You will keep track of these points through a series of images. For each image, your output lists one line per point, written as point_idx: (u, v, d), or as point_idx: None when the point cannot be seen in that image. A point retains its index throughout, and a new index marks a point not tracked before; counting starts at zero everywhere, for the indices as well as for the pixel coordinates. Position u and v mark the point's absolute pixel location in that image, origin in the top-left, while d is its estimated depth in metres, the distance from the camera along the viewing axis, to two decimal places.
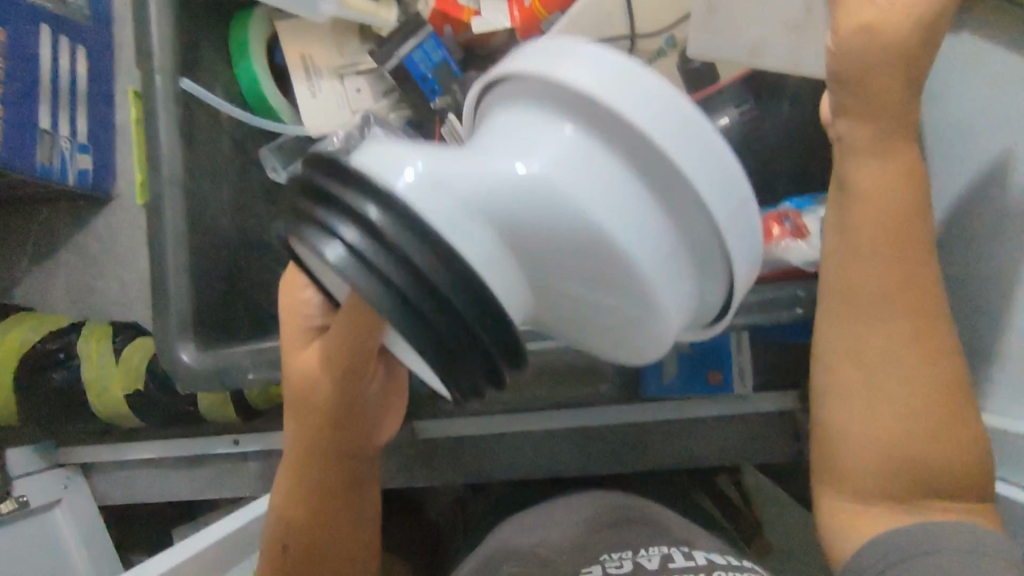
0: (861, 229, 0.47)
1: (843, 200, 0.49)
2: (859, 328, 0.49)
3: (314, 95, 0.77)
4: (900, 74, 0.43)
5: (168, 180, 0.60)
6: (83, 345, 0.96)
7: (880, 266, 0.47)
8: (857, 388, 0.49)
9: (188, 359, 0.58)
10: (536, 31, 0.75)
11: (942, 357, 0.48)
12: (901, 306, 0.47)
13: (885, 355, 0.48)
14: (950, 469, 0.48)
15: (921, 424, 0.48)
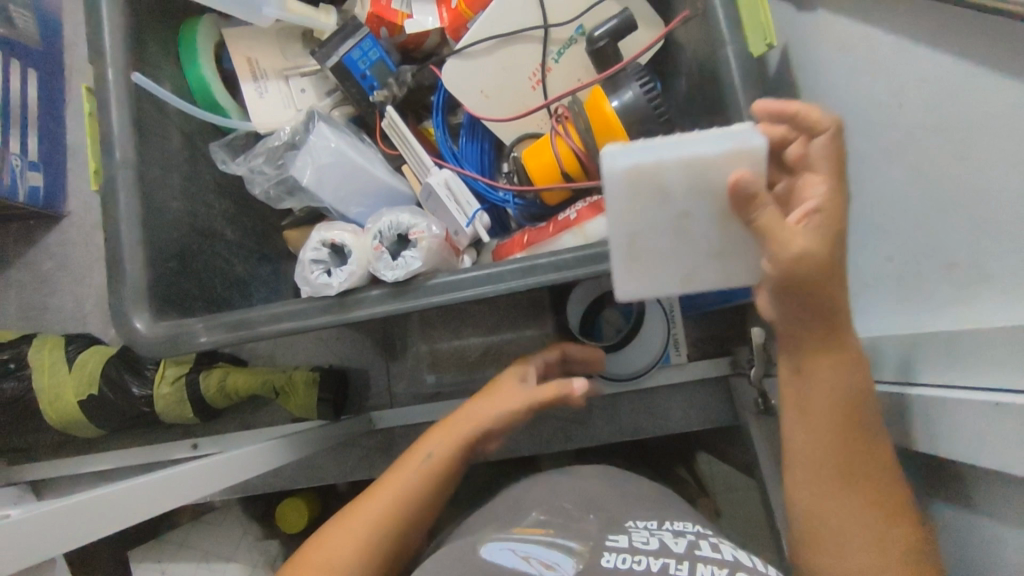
0: (815, 395, 0.53)
1: (802, 378, 0.53)
2: (823, 481, 0.52)
3: (262, 95, 0.84)
4: (823, 279, 0.47)
5: (120, 163, 0.65)
6: (34, 354, 0.95)
7: (835, 426, 0.52)
8: (832, 536, 0.51)
9: (143, 326, 0.62)
10: (462, 30, 0.83)
11: (903, 515, 0.50)
12: (852, 456, 0.51)
13: (847, 505, 0.51)
14: None
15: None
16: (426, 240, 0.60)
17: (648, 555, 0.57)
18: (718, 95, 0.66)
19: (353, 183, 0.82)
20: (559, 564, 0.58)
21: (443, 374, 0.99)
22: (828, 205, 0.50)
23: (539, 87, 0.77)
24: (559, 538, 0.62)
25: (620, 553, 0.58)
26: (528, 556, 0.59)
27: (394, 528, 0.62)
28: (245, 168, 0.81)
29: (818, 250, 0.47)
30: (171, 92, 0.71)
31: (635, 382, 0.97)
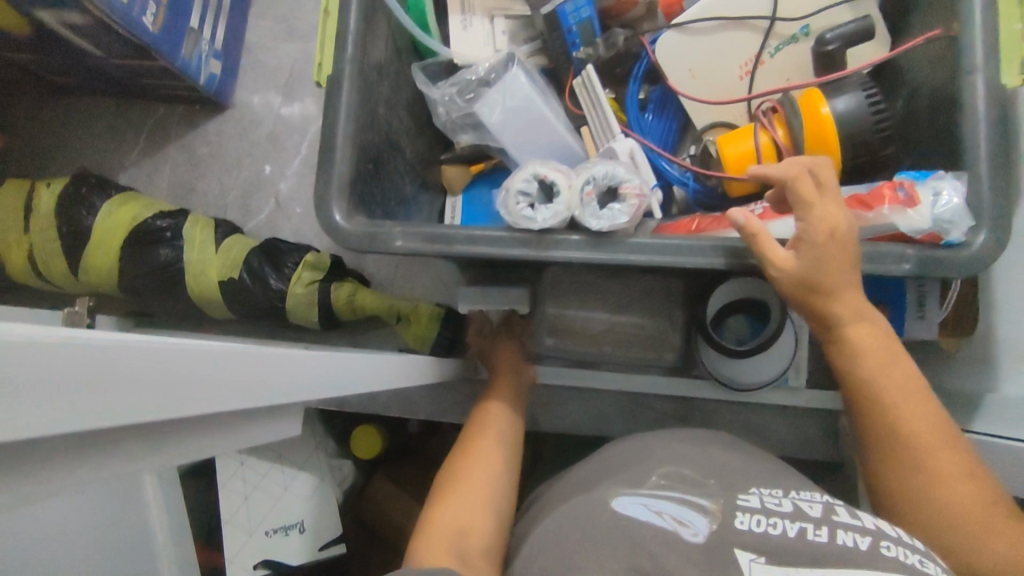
0: (857, 355, 0.58)
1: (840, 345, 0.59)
2: (874, 426, 0.58)
3: (465, 28, 0.85)
4: (827, 273, 0.56)
5: (349, 60, 0.67)
6: (188, 228, 1.01)
7: (878, 371, 0.58)
8: (906, 477, 0.55)
9: (342, 220, 0.64)
10: (676, 7, 0.83)
11: (952, 444, 0.55)
12: (899, 400, 0.57)
13: (905, 440, 0.56)
14: (990, 522, 0.52)
15: (951, 494, 0.53)
16: (637, 198, 0.60)
17: (784, 518, 0.47)
18: (950, 115, 0.63)
19: (535, 132, 0.83)
20: (692, 522, 0.48)
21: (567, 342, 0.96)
22: (822, 214, 0.55)
23: (747, 77, 0.76)
24: (688, 493, 0.52)
25: (753, 514, 0.48)
26: (662, 512, 0.49)
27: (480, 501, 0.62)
28: (441, 97, 0.83)
29: (802, 264, 0.56)
30: (402, 7, 0.73)
31: (748, 395, 0.95)
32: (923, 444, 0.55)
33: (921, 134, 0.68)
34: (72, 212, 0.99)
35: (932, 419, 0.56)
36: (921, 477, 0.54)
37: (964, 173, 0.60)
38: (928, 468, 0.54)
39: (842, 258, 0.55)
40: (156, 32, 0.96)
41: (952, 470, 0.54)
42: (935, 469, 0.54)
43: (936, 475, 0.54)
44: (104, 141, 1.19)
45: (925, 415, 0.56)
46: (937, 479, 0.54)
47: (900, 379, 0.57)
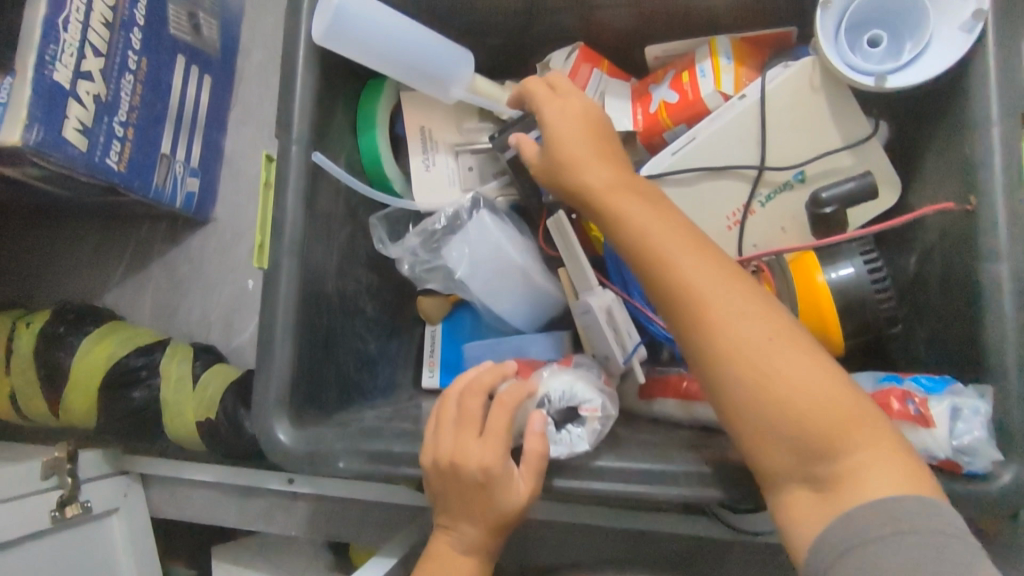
0: (666, 252, 0.50)
1: (637, 241, 0.52)
2: (696, 333, 0.48)
3: (428, 167, 0.78)
4: (591, 155, 0.57)
5: (285, 250, 0.62)
6: (165, 362, 1.00)
7: (697, 262, 0.50)
8: (749, 393, 0.46)
9: (284, 437, 0.59)
10: (657, 138, 0.72)
11: (797, 338, 0.47)
12: (728, 294, 0.48)
13: (752, 350, 0.46)
14: (838, 421, 0.44)
15: (794, 391, 0.45)
16: (597, 423, 0.54)
17: None
18: (968, 302, 0.54)
19: (504, 282, 0.76)
20: None
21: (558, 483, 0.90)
22: (582, 108, 0.60)
23: (735, 228, 0.66)
24: None
25: None
26: None
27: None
28: (404, 251, 0.77)
29: (553, 157, 0.58)
30: (349, 175, 0.68)
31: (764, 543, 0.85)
32: (718, 340, 0.47)
33: (937, 307, 0.59)
34: (50, 355, 0.98)
35: (735, 294, 0.48)
36: (737, 375, 0.46)
37: (989, 388, 0.50)
38: (774, 392, 0.45)
39: (596, 152, 0.57)
40: (123, 170, 0.93)
41: (773, 354, 0.46)
42: (750, 364, 0.46)
43: (751, 376, 0.46)
44: (91, 261, 1.18)
45: (724, 295, 0.48)
46: (744, 373, 0.46)
47: (697, 255, 0.50)
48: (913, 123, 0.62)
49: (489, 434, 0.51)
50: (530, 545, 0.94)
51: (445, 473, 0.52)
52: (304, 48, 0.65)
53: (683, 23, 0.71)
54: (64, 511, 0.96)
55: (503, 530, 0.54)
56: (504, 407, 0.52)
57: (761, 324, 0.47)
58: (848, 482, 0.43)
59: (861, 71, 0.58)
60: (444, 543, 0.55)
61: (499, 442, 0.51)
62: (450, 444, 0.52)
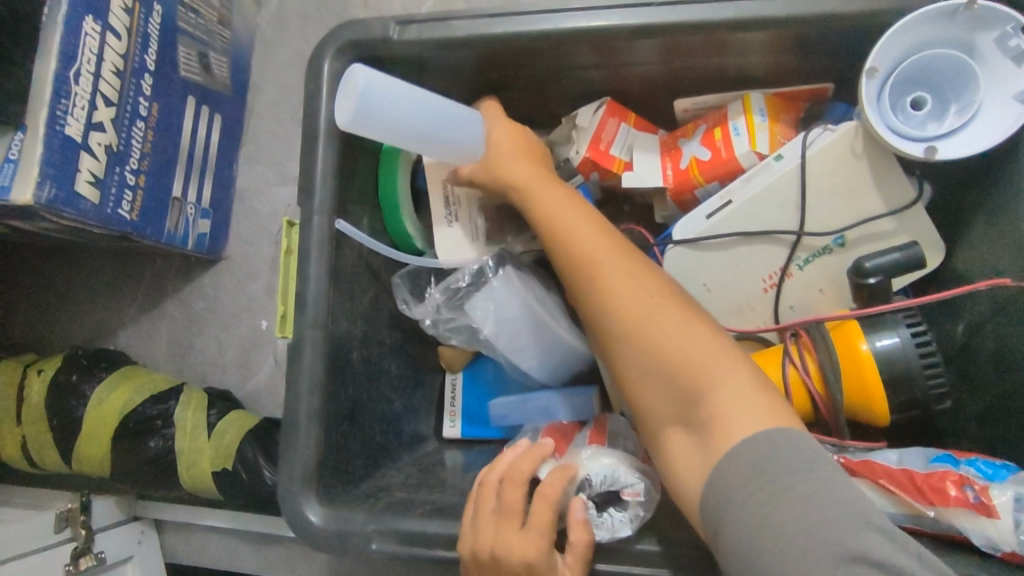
0: (562, 224, 0.59)
1: (539, 219, 0.60)
2: (589, 295, 0.55)
3: (451, 223, 0.74)
4: (511, 152, 0.65)
5: (311, 323, 0.61)
6: (180, 413, 0.97)
7: (589, 231, 0.57)
8: (628, 345, 0.52)
9: (315, 518, 0.58)
10: (688, 194, 0.71)
11: (674, 297, 0.53)
12: (613, 259, 0.55)
13: (630, 305, 0.53)
14: (700, 363, 0.49)
15: (665, 340, 0.50)
16: (640, 509, 0.53)
17: None
18: None
19: (531, 340, 0.74)
20: None
21: None
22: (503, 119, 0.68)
23: (772, 290, 0.65)
24: None
25: None
26: None
27: None
28: (427, 309, 0.75)
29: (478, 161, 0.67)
30: (374, 240, 0.66)
31: None
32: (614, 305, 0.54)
33: (987, 380, 0.57)
34: (63, 405, 0.96)
35: (619, 259, 0.55)
36: (624, 336, 0.53)
37: None
38: (649, 341, 0.51)
39: (514, 153, 0.65)
40: (135, 219, 0.91)
41: (656, 314, 0.52)
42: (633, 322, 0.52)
43: (633, 328, 0.52)
44: (102, 300, 1.16)
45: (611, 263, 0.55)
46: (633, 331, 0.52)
47: (589, 230, 0.58)
48: (959, 189, 0.61)
49: (531, 524, 0.49)
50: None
51: (487, 567, 0.50)
52: (327, 114, 0.63)
53: (715, 78, 0.69)
54: (80, 562, 0.93)
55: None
56: (546, 498, 0.50)
57: (638, 283, 0.54)
58: (717, 424, 0.46)
59: (905, 138, 0.57)
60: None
61: (543, 535, 0.49)
62: (492, 534, 0.50)
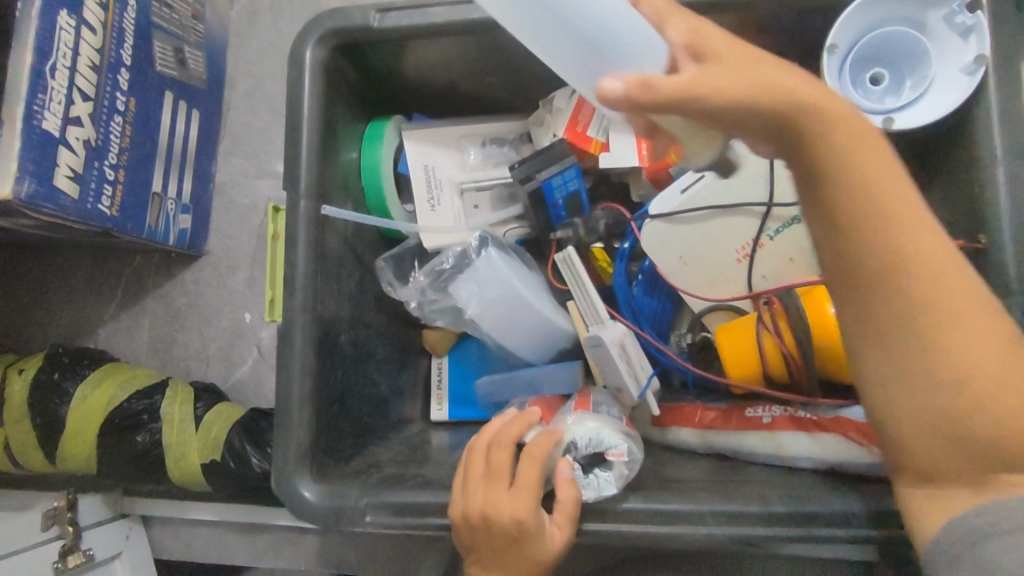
0: (872, 174, 0.39)
1: (807, 169, 0.39)
2: (891, 274, 0.39)
3: (434, 207, 0.79)
4: (747, 50, 0.39)
5: (302, 305, 0.62)
6: (166, 407, 0.97)
7: (878, 190, 0.39)
8: (951, 341, 0.39)
9: (311, 494, 0.59)
10: (662, 172, 0.74)
11: (971, 284, 0.40)
12: (909, 220, 0.39)
13: (938, 299, 0.39)
14: (1000, 374, 0.39)
15: (970, 348, 0.39)
16: (625, 467, 0.54)
17: None
18: None
19: (515, 319, 0.76)
20: None
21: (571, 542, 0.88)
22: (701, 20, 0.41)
23: (746, 261, 0.68)
24: None
25: None
26: None
27: None
28: (412, 291, 0.78)
29: (719, 54, 0.39)
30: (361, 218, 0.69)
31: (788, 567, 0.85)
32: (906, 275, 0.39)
33: None
34: (46, 404, 0.95)
35: (938, 237, 0.40)
36: (903, 330, 0.40)
37: None
38: (962, 350, 0.39)
39: (759, 53, 0.38)
40: (116, 214, 0.91)
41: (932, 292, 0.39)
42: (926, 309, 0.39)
43: (960, 339, 0.39)
44: (80, 298, 1.16)
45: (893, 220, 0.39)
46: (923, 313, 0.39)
47: (894, 185, 0.39)
48: (917, 160, 0.66)
49: (519, 484, 0.51)
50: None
51: (476, 528, 0.51)
52: (310, 101, 0.64)
53: None
54: (68, 560, 0.93)
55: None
56: (533, 459, 0.51)
57: (958, 264, 0.39)
58: (973, 431, 0.40)
59: (867, 110, 0.60)
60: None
61: (530, 495, 0.50)
62: (480, 497, 0.51)
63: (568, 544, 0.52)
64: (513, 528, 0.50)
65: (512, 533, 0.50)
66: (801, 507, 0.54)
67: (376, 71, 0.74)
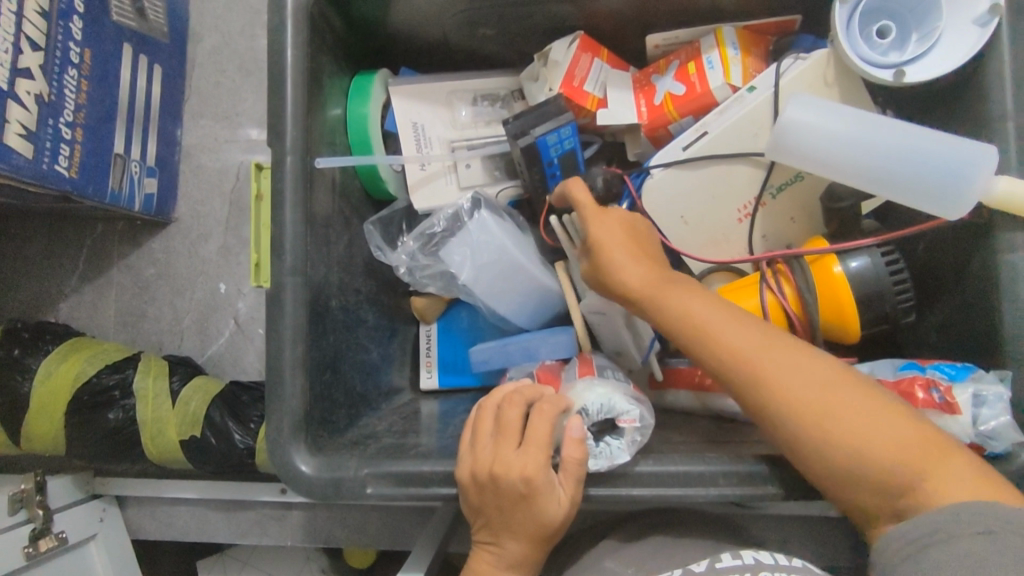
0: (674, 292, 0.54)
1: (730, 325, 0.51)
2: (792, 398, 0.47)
3: (423, 168, 0.75)
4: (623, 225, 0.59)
5: (290, 268, 0.59)
6: (139, 382, 0.92)
7: (698, 299, 0.53)
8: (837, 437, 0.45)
9: (305, 467, 0.56)
10: (661, 130, 0.73)
11: (828, 384, 0.47)
12: (735, 321, 0.51)
13: (804, 393, 0.47)
14: (870, 439, 0.45)
15: (854, 421, 0.45)
16: (637, 434, 0.53)
17: None
18: (984, 296, 0.56)
19: (511, 285, 0.74)
20: None
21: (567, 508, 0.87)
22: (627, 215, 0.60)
23: (747, 221, 0.67)
24: None
25: None
26: None
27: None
28: (401, 256, 0.74)
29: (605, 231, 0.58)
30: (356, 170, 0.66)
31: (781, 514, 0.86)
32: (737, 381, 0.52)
33: (947, 289, 0.61)
34: (5, 381, 0.89)
35: (741, 327, 0.51)
36: (806, 431, 0.46)
37: (1009, 373, 0.52)
38: (816, 421, 0.46)
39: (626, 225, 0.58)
40: (75, 177, 0.85)
41: (833, 403, 0.46)
42: (801, 399, 0.47)
43: (810, 412, 0.46)
44: (40, 269, 1.09)
45: (731, 329, 0.51)
46: (795, 412, 0.47)
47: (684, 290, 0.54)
48: (919, 115, 0.64)
49: (530, 442, 0.48)
50: None
51: (485, 487, 0.48)
52: (292, 49, 0.60)
53: (687, 12, 0.69)
54: (39, 544, 0.88)
55: (545, 544, 0.51)
56: (544, 414, 0.49)
57: (762, 340, 0.50)
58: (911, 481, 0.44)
59: (877, 66, 0.59)
60: (485, 562, 0.51)
61: (541, 451, 0.48)
62: (489, 455, 0.49)
63: (576, 503, 0.49)
64: (518, 484, 0.48)
65: (518, 491, 0.48)
66: None
67: (362, 19, 0.70)
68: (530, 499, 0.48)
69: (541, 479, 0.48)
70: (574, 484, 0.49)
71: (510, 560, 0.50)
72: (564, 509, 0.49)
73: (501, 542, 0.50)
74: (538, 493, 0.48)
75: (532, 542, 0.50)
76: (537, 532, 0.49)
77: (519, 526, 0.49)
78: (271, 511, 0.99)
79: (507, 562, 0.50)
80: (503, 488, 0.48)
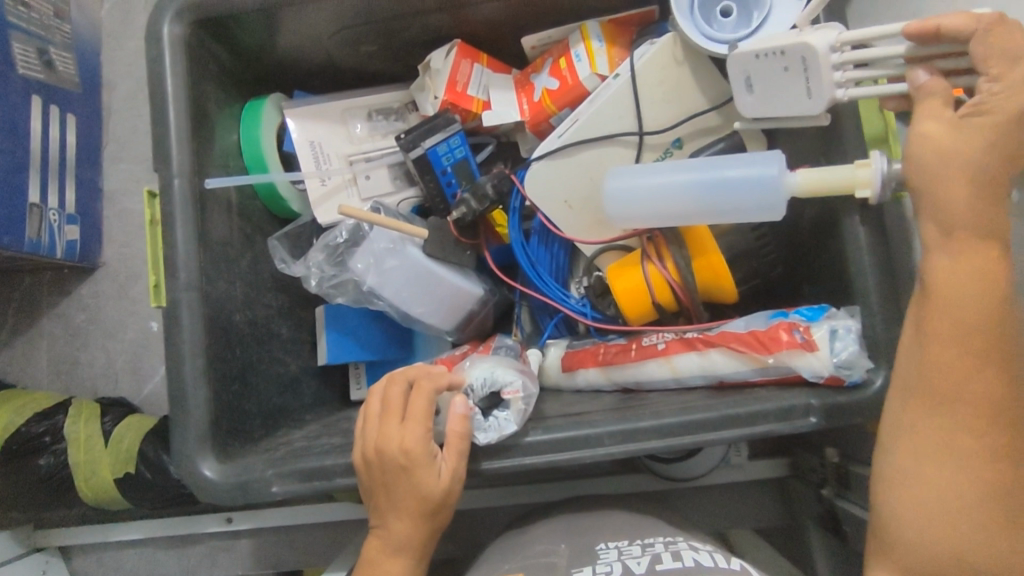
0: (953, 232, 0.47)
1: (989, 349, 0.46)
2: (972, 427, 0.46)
3: (324, 183, 0.78)
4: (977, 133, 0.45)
5: (184, 284, 0.61)
6: (70, 427, 0.92)
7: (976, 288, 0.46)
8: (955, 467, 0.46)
9: (212, 472, 0.58)
10: (544, 123, 0.77)
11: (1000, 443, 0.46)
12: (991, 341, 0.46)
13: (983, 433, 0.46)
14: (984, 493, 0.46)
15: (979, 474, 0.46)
16: (521, 402, 0.56)
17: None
18: (833, 241, 0.61)
19: (417, 286, 0.76)
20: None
21: (505, 500, 0.89)
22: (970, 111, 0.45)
23: None
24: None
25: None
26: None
27: (408, 557, 0.53)
28: (309, 268, 0.76)
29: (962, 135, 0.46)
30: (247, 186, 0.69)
31: (713, 482, 0.89)
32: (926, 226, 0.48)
33: (807, 240, 0.66)
34: None
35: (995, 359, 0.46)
36: (940, 452, 0.47)
37: (857, 308, 0.57)
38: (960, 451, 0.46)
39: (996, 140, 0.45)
40: None
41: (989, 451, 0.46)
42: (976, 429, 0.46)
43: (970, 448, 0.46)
44: None
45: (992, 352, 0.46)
46: (957, 436, 0.46)
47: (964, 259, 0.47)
48: None
49: (410, 417, 0.52)
50: (474, 530, 0.91)
51: (371, 464, 0.52)
52: (172, 78, 0.63)
53: (551, 13, 0.74)
54: None
55: (433, 519, 0.53)
56: (422, 390, 0.52)
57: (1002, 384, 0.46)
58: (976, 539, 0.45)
59: (716, 41, 0.64)
60: (377, 546, 0.54)
61: (419, 425, 0.51)
62: (375, 433, 0.52)
63: (458, 477, 0.52)
64: (397, 456, 0.51)
65: (399, 464, 0.51)
66: (687, 418, 0.56)
67: (247, 46, 0.73)
68: (409, 472, 0.51)
69: (419, 453, 0.51)
70: (453, 460, 0.51)
71: (397, 535, 0.53)
72: (441, 483, 0.51)
73: (390, 520, 0.53)
74: (416, 466, 0.51)
75: (417, 516, 0.52)
76: (419, 507, 0.52)
77: (403, 500, 0.52)
78: (218, 544, 0.99)
79: (395, 539, 0.53)
80: (385, 461, 0.51)
